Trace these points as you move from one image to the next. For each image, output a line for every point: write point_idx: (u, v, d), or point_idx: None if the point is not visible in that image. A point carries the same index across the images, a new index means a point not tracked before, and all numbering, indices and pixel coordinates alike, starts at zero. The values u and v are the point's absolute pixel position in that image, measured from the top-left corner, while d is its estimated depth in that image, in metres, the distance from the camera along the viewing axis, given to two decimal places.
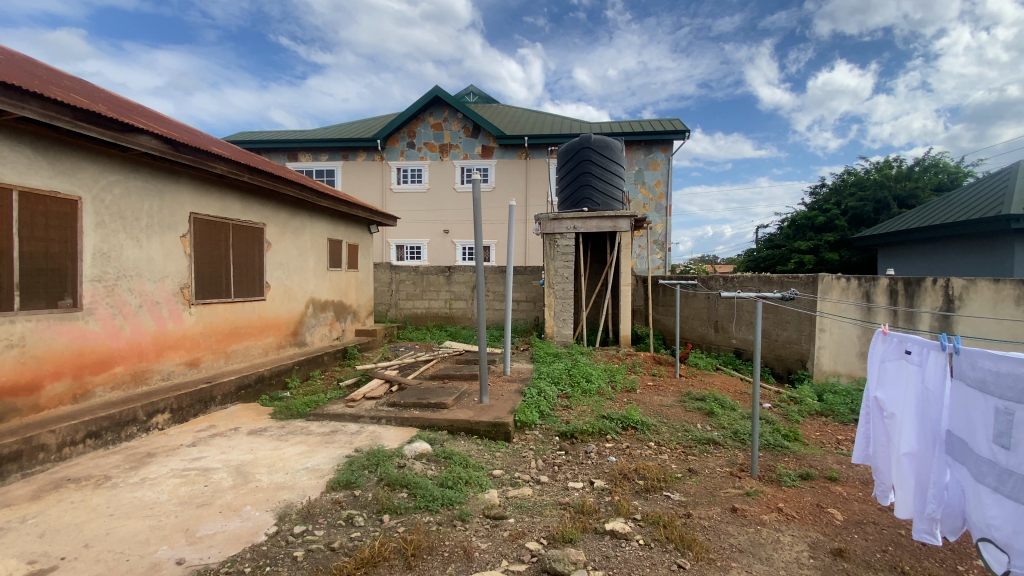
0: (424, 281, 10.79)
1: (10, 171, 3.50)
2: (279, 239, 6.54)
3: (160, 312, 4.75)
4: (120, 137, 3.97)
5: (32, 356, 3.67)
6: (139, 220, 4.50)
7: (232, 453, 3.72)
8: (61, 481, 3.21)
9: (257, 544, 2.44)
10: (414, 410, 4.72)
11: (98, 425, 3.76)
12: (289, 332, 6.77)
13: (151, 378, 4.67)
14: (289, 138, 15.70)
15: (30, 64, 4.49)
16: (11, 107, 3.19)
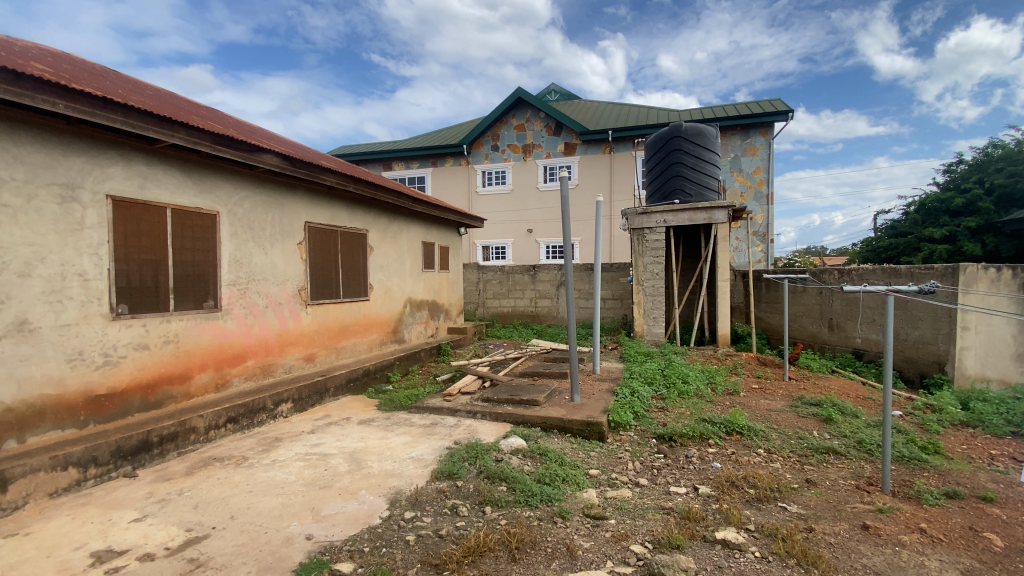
0: (510, 280, 10.97)
1: (165, 192, 4.08)
2: (380, 244, 6.99)
3: (282, 311, 5.29)
4: (249, 157, 4.48)
5: (184, 351, 4.25)
6: (265, 230, 5.05)
7: (346, 440, 4.05)
8: (209, 459, 3.70)
9: (374, 527, 2.62)
10: (507, 406, 4.81)
11: (235, 412, 4.28)
12: (389, 330, 7.22)
13: (276, 371, 5.22)
14: (382, 149, 16.75)
15: (175, 99, 5.23)
16: (162, 135, 3.73)
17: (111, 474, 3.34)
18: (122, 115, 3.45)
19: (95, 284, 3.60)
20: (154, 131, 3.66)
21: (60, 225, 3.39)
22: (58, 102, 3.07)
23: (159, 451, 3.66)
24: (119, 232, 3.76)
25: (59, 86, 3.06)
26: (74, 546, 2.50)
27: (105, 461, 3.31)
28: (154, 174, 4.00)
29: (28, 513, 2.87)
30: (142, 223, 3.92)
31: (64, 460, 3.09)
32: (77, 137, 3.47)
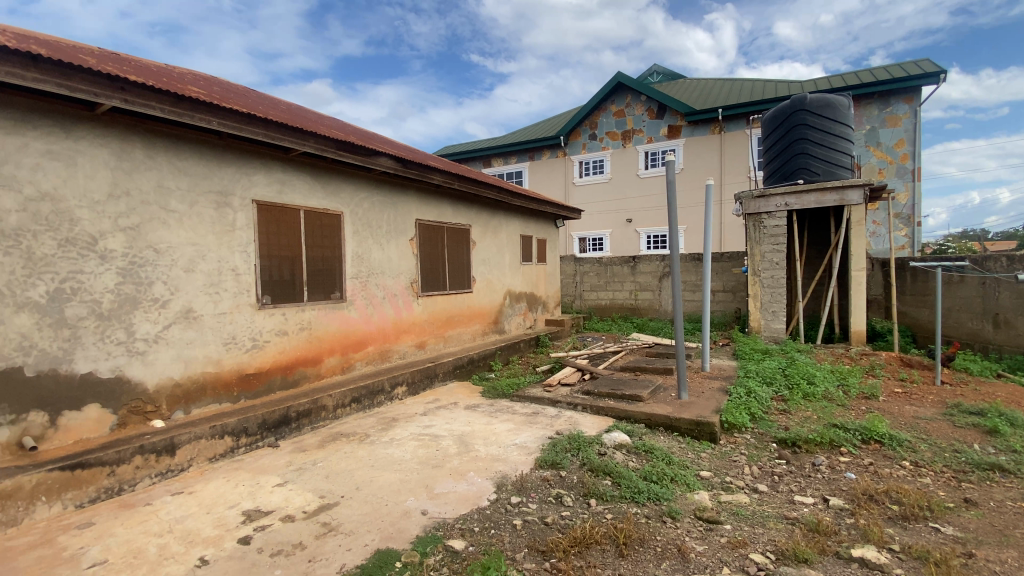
0: (608, 272, 10.74)
1: (298, 196, 4.58)
2: (482, 237, 7.22)
3: (397, 302, 5.70)
4: (367, 161, 4.87)
5: (316, 336, 4.76)
6: (381, 228, 5.46)
7: (454, 424, 4.27)
8: (336, 435, 4.11)
9: (482, 508, 2.74)
10: (609, 400, 4.73)
11: (358, 393, 4.70)
12: (491, 321, 7.46)
13: (392, 356, 5.64)
14: (482, 146, 17.26)
15: (304, 113, 5.83)
16: (295, 145, 4.19)
17: (258, 443, 3.85)
18: (264, 129, 3.92)
19: (244, 278, 4.14)
20: (290, 141, 4.11)
21: (217, 227, 3.95)
22: (212, 120, 3.57)
23: (296, 425, 4.14)
24: (262, 232, 4.29)
25: (214, 107, 3.56)
26: (230, 504, 2.92)
27: (253, 432, 3.82)
28: (289, 180, 4.50)
29: (194, 473, 3.39)
30: (281, 224, 4.44)
31: (222, 429, 3.61)
32: (228, 151, 4.02)
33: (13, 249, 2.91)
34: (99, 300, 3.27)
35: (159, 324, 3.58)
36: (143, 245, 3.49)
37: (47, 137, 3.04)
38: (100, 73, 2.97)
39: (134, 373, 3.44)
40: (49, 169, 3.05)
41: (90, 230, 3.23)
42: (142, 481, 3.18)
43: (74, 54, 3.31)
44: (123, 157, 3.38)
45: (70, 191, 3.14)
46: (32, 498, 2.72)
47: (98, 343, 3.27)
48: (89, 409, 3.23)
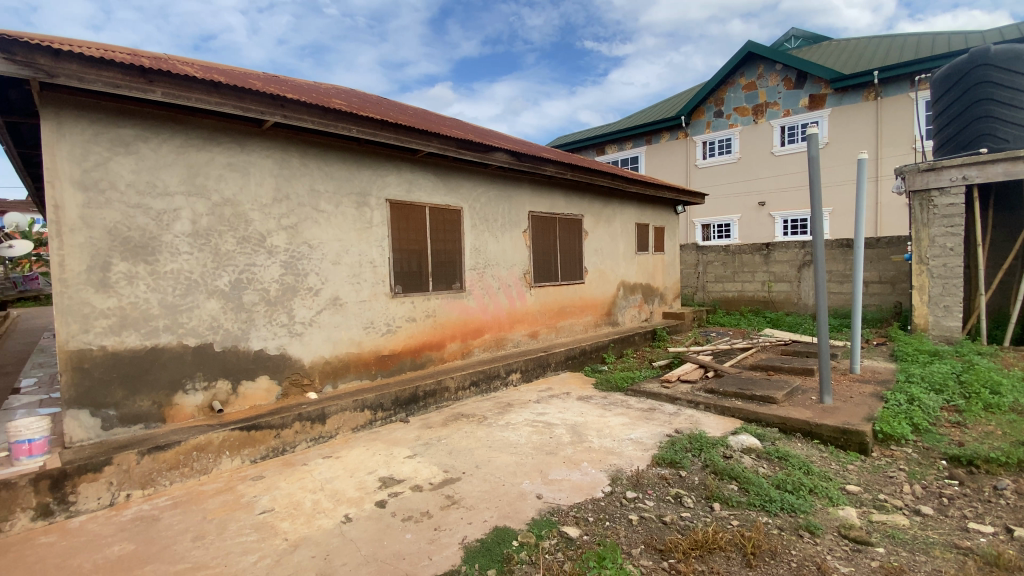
0: (736, 261, 9.93)
1: (424, 194, 4.92)
2: (595, 227, 7.11)
3: (511, 292, 5.87)
4: (484, 157, 5.05)
5: (439, 323, 5.09)
6: (497, 221, 5.66)
7: (568, 413, 4.30)
8: (458, 415, 4.37)
9: (597, 499, 2.72)
10: (736, 400, 4.39)
11: (476, 377, 4.94)
12: (604, 312, 7.34)
13: (507, 344, 5.84)
14: (596, 134, 16.94)
15: (428, 116, 6.23)
16: (421, 146, 4.49)
17: (391, 418, 4.25)
18: (394, 133, 4.27)
19: (380, 269, 4.58)
20: (416, 142, 4.42)
21: (357, 224, 4.41)
22: (352, 128, 3.97)
23: (424, 404, 4.49)
24: (394, 228, 4.69)
25: (353, 116, 3.95)
26: (369, 470, 3.27)
27: (388, 407, 4.23)
28: (416, 179, 4.84)
29: (340, 441, 3.86)
30: (409, 220, 4.82)
31: (362, 403, 4.05)
32: (365, 155, 4.44)
33: (205, 246, 3.54)
34: (267, 288, 3.85)
35: (312, 310, 4.11)
36: (299, 241, 4.03)
37: (227, 152, 3.63)
38: (265, 94, 3.46)
39: (293, 351, 4.00)
40: (229, 178, 3.65)
41: (259, 229, 3.81)
42: (299, 444, 3.69)
43: (246, 80, 3.89)
44: (283, 166, 3.92)
45: (244, 197, 3.72)
46: (220, 451, 3.31)
47: (266, 325, 3.85)
48: (260, 380, 3.83)
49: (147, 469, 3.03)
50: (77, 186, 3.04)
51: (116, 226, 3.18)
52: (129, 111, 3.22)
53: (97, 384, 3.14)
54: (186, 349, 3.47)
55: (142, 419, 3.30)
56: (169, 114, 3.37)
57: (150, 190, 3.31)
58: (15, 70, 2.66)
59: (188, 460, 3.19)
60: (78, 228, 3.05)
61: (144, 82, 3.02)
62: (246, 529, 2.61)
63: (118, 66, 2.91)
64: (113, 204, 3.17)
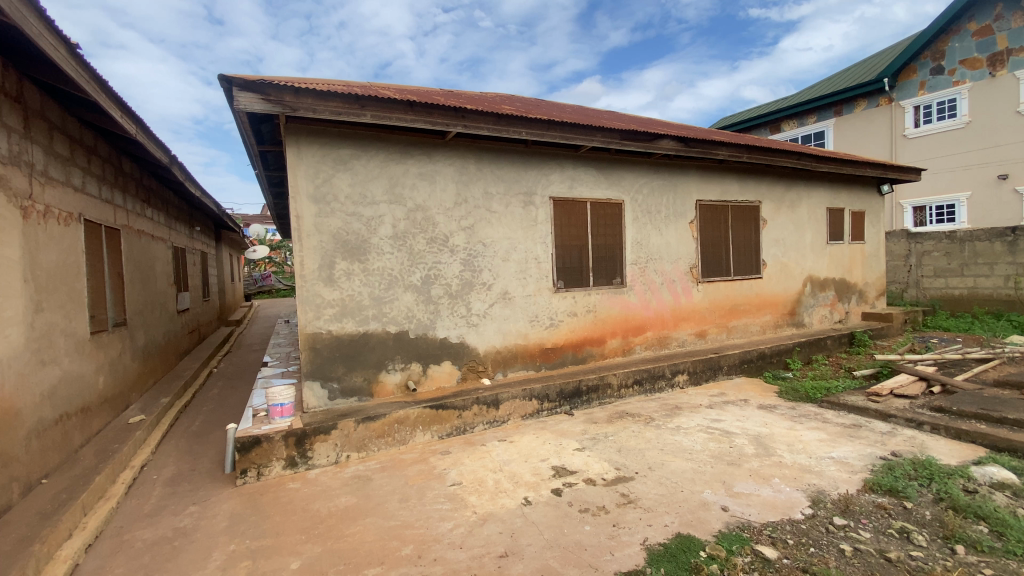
0: (966, 251, 8.00)
1: (586, 188, 4.93)
2: (775, 215, 6.35)
3: (676, 288, 5.57)
4: (649, 146, 4.85)
5: (600, 319, 5.07)
6: (661, 212, 5.40)
7: (748, 422, 3.91)
8: (623, 413, 4.30)
9: (796, 521, 2.43)
10: (977, 423, 3.52)
11: (640, 375, 4.80)
12: (786, 311, 6.52)
13: (671, 343, 5.56)
14: (769, 111, 15.12)
15: (588, 110, 6.22)
16: (585, 141, 4.50)
17: (557, 410, 4.36)
18: (560, 130, 4.34)
19: (545, 265, 4.72)
20: (580, 137, 4.44)
21: (524, 223, 4.60)
22: (523, 131, 4.16)
23: (587, 398, 4.52)
24: (557, 225, 4.79)
25: (523, 119, 4.13)
26: (542, 458, 3.40)
27: (554, 399, 4.34)
28: (579, 174, 4.88)
29: (512, 426, 4.09)
30: (572, 216, 4.87)
31: (530, 393, 4.23)
32: (532, 156, 4.61)
33: (402, 246, 4.05)
34: (449, 283, 4.24)
35: (486, 303, 4.42)
36: (475, 240, 4.36)
37: (418, 163, 4.09)
38: (450, 107, 3.81)
39: (470, 341, 4.35)
40: (420, 186, 4.10)
41: (443, 230, 4.21)
42: (477, 425, 4.00)
43: (430, 97, 4.33)
44: (462, 172, 4.27)
45: (432, 202, 4.15)
46: (414, 426, 3.76)
47: (449, 315, 4.25)
48: (444, 365, 4.25)
49: (361, 435, 3.58)
50: (311, 200, 3.72)
51: (338, 232, 3.81)
52: (346, 134, 3.82)
53: (325, 362, 3.80)
54: (388, 335, 4.01)
55: (356, 392, 3.91)
56: (374, 133, 3.91)
57: (361, 200, 3.89)
58: (271, 108, 3.34)
59: (390, 431, 3.68)
60: (312, 234, 3.73)
61: (358, 107, 3.55)
62: (441, 498, 2.92)
63: (339, 97, 3.47)
64: (336, 213, 3.81)
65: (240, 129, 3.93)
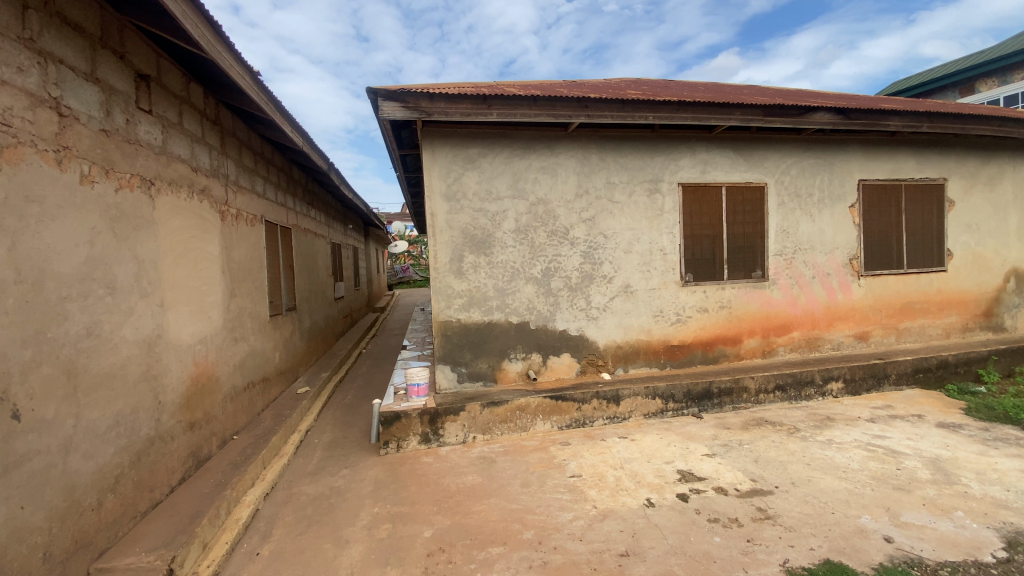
0: None
1: (721, 173, 4.55)
2: (966, 195, 5.24)
3: (830, 283, 4.90)
4: (799, 121, 4.32)
5: (736, 316, 4.66)
6: (812, 196, 4.78)
7: (922, 442, 3.31)
8: (761, 420, 3.92)
9: (986, 565, 2.01)
10: None
11: (783, 380, 4.33)
12: (980, 313, 5.37)
13: (822, 346, 4.92)
14: (958, 68, 12.48)
15: (724, 87, 5.73)
16: (721, 122, 4.16)
17: (684, 411, 4.13)
18: (692, 112, 4.06)
19: (671, 257, 4.48)
20: (715, 117, 4.11)
21: (650, 212, 4.41)
22: (649, 116, 3.99)
23: (718, 401, 4.20)
24: (687, 213, 4.50)
25: (651, 103, 3.94)
26: (666, 460, 3.26)
27: (680, 399, 4.12)
28: (713, 158, 4.52)
29: (634, 424, 3.97)
30: (704, 204, 4.54)
31: (654, 391, 4.06)
32: (660, 141, 4.39)
33: (524, 240, 4.14)
34: (570, 276, 4.25)
35: (607, 296, 4.33)
36: (597, 231, 4.29)
37: (541, 157, 4.14)
38: (574, 99, 3.79)
39: (589, 334, 4.31)
40: (542, 180, 4.15)
41: (565, 223, 4.22)
42: (597, 420, 3.96)
43: (554, 89, 4.34)
44: (584, 163, 4.22)
45: (553, 195, 4.18)
46: (535, 414, 3.85)
47: (569, 308, 4.25)
48: (564, 357, 4.27)
49: (486, 419, 3.77)
50: (442, 198, 3.98)
51: (467, 227, 4.03)
52: (474, 133, 4.00)
53: (454, 348, 4.07)
54: (510, 325, 4.15)
55: (481, 378, 4.12)
56: (501, 131, 4.04)
57: (487, 196, 4.06)
58: (409, 115, 3.63)
59: (513, 417, 3.81)
60: (444, 230, 3.99)
61: (485, 106, 3.70)
62: (560, 488, 2.95)
63: (469, 98, 3.65)
64: (465, 210, 4.02)
65: (384, 136, 4.35)
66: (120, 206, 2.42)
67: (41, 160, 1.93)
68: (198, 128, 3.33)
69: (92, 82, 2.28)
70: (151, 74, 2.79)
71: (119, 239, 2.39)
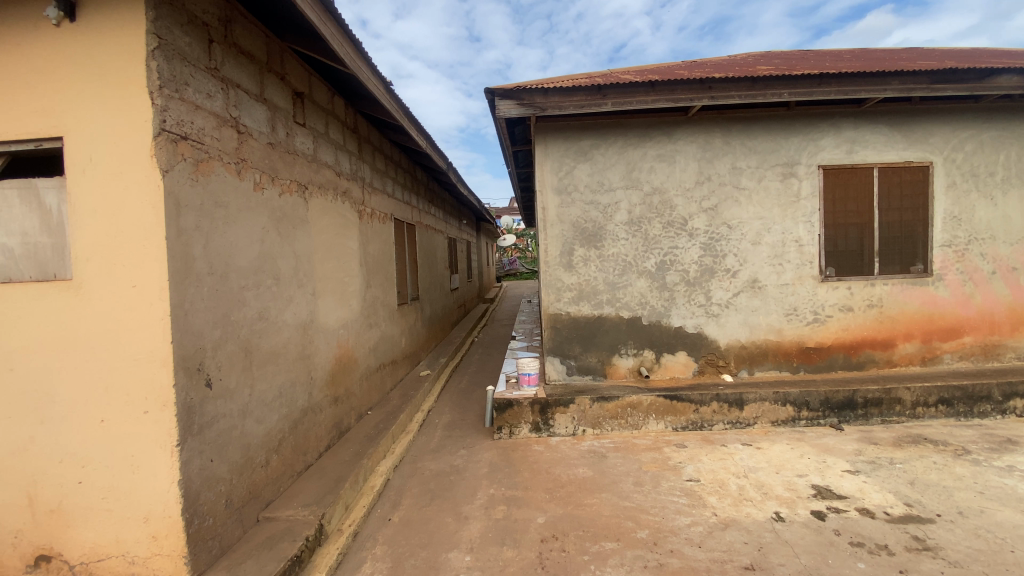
0: None
1: (872, 152, 3.99)
2: None
3: (1018, 280, 4.07)
4: (978, 86, 3.63)
5: (888, 317, 4.08)
6: (995, 175, 4.00)
7: None
8: (918, 438, 3.40)
9: None
10: None
11: (950, 393, 3.70)
12: None
13: (1004, 355, 4.12)
14: None
15: (877, 54, 5.00)
16: (872, 94, 3.64)
17: (820, 421, 3.72)
18: (836, 85, 3.61)
19: (808, 250, 4.04)
20: (866, 89, 3.61)
21: (783, 199, 4.01)
22: (783, 93, 3.62)
23: (863, 413, 3.72)
24: (827, 200, 4.03)
25: (785, 79, 3.58)
26: (798, 472, 2.98)
27: (815, 408, 3.72)
28: (862, 136, 3.98)
29: (760, 431, 3.67)
30: (849, 188, 4.02)
31: (784, 397, 3.72)
32: (795, 120, 3.97)
33: (638, 232, 4.02)
34: (687, 269, 4.03)
35: (730, 291, 4.05)
36: (719, 222, 4.01)
37: (658, 145, 3.97)
38: (696, 81, 3.57)
39: (709, 332, 4.07)
40: (659, 168, 3.98)
41: (683, 213, 4.01)
42: (717, 424, 3.73)
43: (674, 72, 4.12)
44: (706, 149, 3.97)
45: (671, 184, 3.99)
46: (648, 413, 3.74)
47: (686, 303, 4.05)
48: (679, 355, 4.08)
49: (597, 413, 3.75)
50: (554, 191, 4.00)
51: (578, 220, 4.02)
52: (588, 124, 3.96)
53: (564, 341, 4.10)
54: (622, 320, 4.06)
55: (591, 371, 4.10)
56: (615, 120, 3.95)
57: (599, 188, 4.00)
58: (524, 111, 3.71)
59: (625, 414, 3.74)
60: (555, 223, 4.02)
61: (600, 97, 3.65)
62: (676, 491, 2.85)
63: (583, 90, 3.62)
64: (577, 202, 4.01)
65: (499, 133, 4.49)
66: (283, 208, 2.80)
67: (225, 171, 2.31)
68: (340, 137, 3.73)
69: (260, 102, 2.67)
70: (304, 91, 3.18)
71: (281, 237, 2.77)
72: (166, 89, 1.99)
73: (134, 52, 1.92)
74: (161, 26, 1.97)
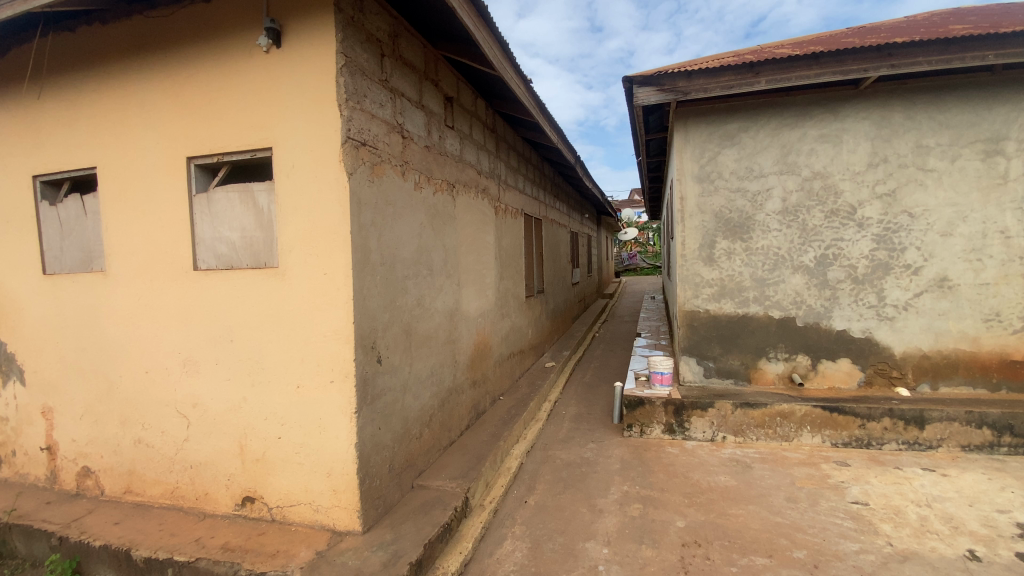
0: None
1: None
2: None
3: None
4: None
5: None
6: None
7: None
8: None
9: None
10: None
11: None
12: None
13: None
14: None
15: None
16: None
17: None
18: None
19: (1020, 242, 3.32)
20: None
21: (985, 181, 3.35)
22: (989, 55, 3.02)
23: None
24: None
25: (995, 36, 2.98)
26: (1001, 508, 2.49)
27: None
28: None
29: (945, 456, 3.13)
30: None
31: (979, 418, 3.12)
32: (1005, 85, 3.28)
33: (793, 222, 3.64)
34: (855, 265, 3.55)
35: (910, 291, 3.48)
36: (897, 209, 3.47)
37: (820, 124, 3.55)
38: (872, 49, 3.13)
39: (880, 337, 3.55)
40: (820, 151, 3.56)
41: (851, 200, 3.53)
42: (887, 443, 3.25)
43: (840, 41, 3.65)
44: (881, 126, 3.45)
45: (835, 167, 3.54)
46: (801, 424, 3.39)
47: (852, 304, 3.57)
48: (841, 362, 3.62)
49: (739, 420, 3.49)
50: (695, 179, 3.78)
51: (722, 210, 3.76)
52: (734, 107, 3.68)
53: (703, 340, 3.87)
54: (771, 320, 3.72)
55: (732, 375, 3.82)
56: (767, 100, 3.61)
57: (748, 175, 3.69)
58: (665, 97, 3.55)
59: (772, 423, 3.43)
60: (695, 214, 3.80)
61: (752, 75, 3.36)
62: (839, 512, 2.55)
63: (732, 70, 3.37)
64: (720, 191, 3.75)
65: (633, 123, 4.37)
66: (436, 204, 3.04)
67: (393, 172, 2.57)
68: (482, 137, 3.93)
69: (419, 108, 2.92)
70: (453, 95, 3.41)
71: (434, 231, 3.01)
72: (351, 101, 2.27)
73: (327, 71, 2.22)
74: (347, 45, 2.25)
